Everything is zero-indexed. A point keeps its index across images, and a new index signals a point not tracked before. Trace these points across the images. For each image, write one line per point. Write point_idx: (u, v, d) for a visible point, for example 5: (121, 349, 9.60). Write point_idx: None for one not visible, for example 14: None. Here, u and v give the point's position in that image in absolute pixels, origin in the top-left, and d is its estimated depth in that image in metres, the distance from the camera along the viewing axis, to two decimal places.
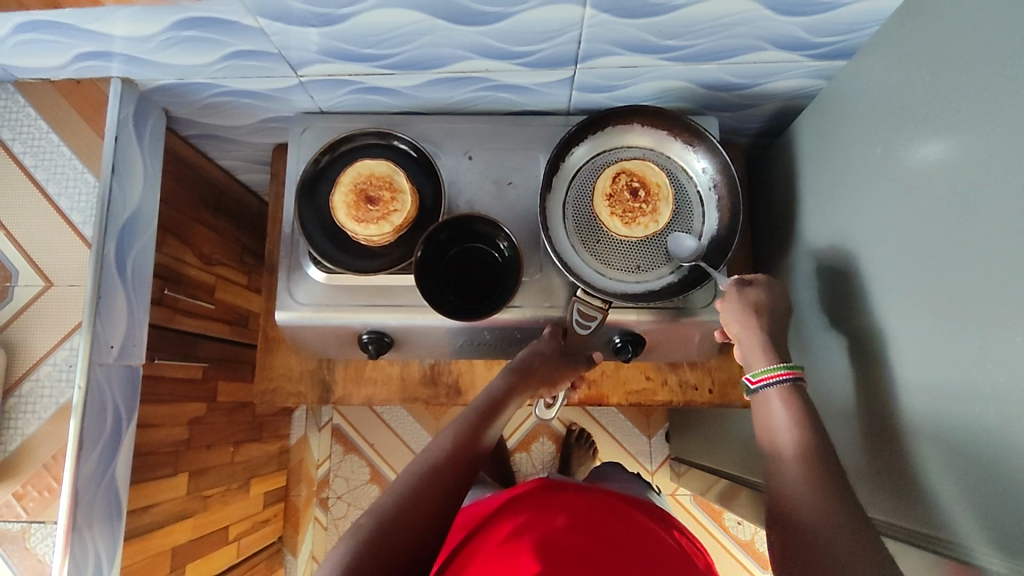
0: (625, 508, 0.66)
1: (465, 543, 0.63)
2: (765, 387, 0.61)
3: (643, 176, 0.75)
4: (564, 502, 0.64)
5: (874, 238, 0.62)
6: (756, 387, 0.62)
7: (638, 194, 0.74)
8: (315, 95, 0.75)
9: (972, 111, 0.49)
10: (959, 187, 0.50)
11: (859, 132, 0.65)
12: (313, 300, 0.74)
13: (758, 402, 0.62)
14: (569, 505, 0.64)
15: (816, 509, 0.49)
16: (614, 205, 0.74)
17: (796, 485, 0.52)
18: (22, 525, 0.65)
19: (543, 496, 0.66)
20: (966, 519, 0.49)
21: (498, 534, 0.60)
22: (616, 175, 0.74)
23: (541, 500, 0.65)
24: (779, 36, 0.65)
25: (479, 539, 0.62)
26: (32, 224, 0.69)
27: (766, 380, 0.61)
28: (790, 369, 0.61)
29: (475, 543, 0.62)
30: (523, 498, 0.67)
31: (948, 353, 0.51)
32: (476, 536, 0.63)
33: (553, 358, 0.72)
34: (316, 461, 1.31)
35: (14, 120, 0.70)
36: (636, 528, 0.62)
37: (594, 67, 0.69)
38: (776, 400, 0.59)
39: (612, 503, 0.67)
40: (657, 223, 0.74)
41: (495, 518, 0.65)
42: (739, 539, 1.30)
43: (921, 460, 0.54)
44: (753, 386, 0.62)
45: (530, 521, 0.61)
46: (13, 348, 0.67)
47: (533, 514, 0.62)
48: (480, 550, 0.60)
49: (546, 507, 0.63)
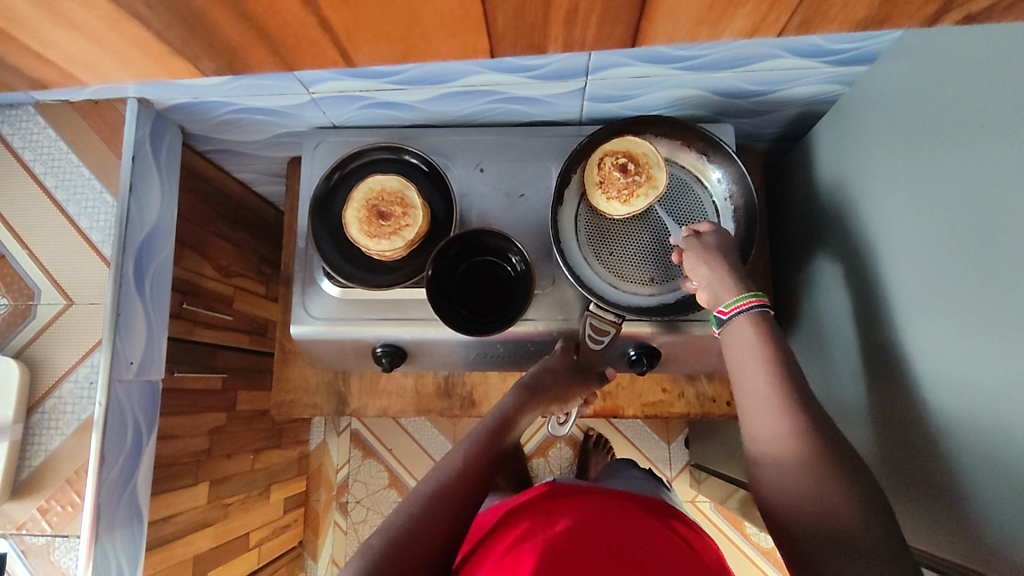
0: (635, 512, 0.66)
1: (473, 554, 0.63)
2: (736, 316, 0.59)
3: (628, 151, 0.72)
4: (571, 508, 0.64)
5: (897, 252, 0.60)
6: (727, 318, 0.60)
7: (628, 168, 0.71)
8: (327, 110, 0.75)
9: (996, 125, 0.47)
10: (985, 203, 0.48)
11: (881, 141, 0.63)
12: (326, 315, 0.74)
13: (728, 334, 0.59)
14: (577, 510, 0.64)
15: (811, 473, 0.46)
16: (608, 190, 0.71)
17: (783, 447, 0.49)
18: (47, 539, 0.66)
19: (551, 504, 0.66)
20: (992, 547, 0.47)
21: (504, 543, 0.60)
22: (601, 160, 0.72)
23: (549, 508, 0.65)
24: (796, 44, 0.63)
25: (486, 548, 0.62)
26: (54, 244, 0.70)
27: (737, 309, 0.59)
28: (757, 297, 0.59)
29: (481, 553, 0.62)
30: (531, 506, 0.67)
31: (974, 375, 0.49)
32: (484, 546, 0.63)
33: (564, 374, 0.72)
34: (335, 466, 1.32)
35: (35, 141, 0.72)
36: (644, 528, 0.62)
37: (607, 78, 0.69)
38: (746, 333, 0.57)
39: (617, 505, 0.66)
40: (656, 188, 0.71)
41: (501, 527, 0.65)
42: (760, 547, 1.28)
43: (944, 483, 0.53)
44: (724, 319, 0.60)
45: (535, 528, 0.60)
46: (37, 366, 0.68)
47: (538, 521, 0.62)
48: (487, 561, 0.60)
49: (553, 514, 0.63)
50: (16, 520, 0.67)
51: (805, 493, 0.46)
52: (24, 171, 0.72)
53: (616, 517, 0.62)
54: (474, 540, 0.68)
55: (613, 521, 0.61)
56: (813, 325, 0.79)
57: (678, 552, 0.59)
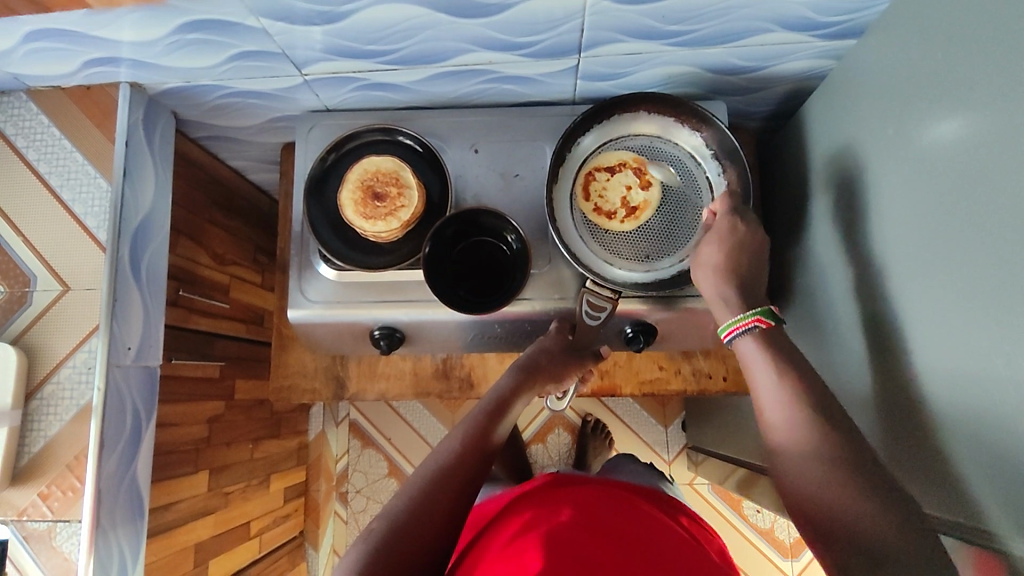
0: (634, 500, 0.66)
1: (476, 542, 0.64)
2: (738, 337, 0.61)
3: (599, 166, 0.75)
4: (573, 496, 0.64)
5: (889, 221, 0.61)
6: (731, 339, 0.62)
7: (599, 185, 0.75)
8: (320, 93, 0.75)
9: (987, 87, 0.47)
10: (976, 166, 0.48)
11: (871, 112, 0.63)
12: (323, 298, 0.74)
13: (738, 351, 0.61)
14: (579, 499, 0.64)
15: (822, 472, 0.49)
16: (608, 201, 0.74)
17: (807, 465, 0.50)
18: (49, 524, 0.67)
19: (552, 492, 0.66)
20: (991, 503, 0.48)
21: (509, 531, 0.61)
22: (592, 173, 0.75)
23: (552, 496, 0.65)
24: (786, 17, 0.63)
25: (492, 535, 0.63)
26: (49, 230, 0.70)
27: (737, 330, 0.60)
28: (757, 316, 0.60)
29: (485, 542, 0.62)
30: (532, 494, 0.67)
31: (966, 336, 0.50)
32: (488, 533, 0.64)
33: (558, 354, 0.72)
34: (335, 456, 1.33)
35: (28, 128, 0.71)
36: (646, 517, 0.62)
37: (599, 55, 0.69)
38: (755, 352, 0.58)
39: (621, 496, 0.67)
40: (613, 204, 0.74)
41: (505, 515, 0.65)
42: (759, 527, 1.29)
43: (940, 446, 0.53)
44: (729, 339, 0.62)
45: (539, 516, 0.61)
46: (34, 352, 0.68)
47: (541, 509, 0.62)
48: (492, 548, 0.60)
49: (556, 502, 0.63)
50: (17, 507, 0.67)
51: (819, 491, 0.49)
52: (17, 158, 0.71)
53: (617, 507, 0.63)
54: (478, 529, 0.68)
55: (614, 510, 0.62)
56: (807, 300, 0.79)
57: (675, 540, 0.59)
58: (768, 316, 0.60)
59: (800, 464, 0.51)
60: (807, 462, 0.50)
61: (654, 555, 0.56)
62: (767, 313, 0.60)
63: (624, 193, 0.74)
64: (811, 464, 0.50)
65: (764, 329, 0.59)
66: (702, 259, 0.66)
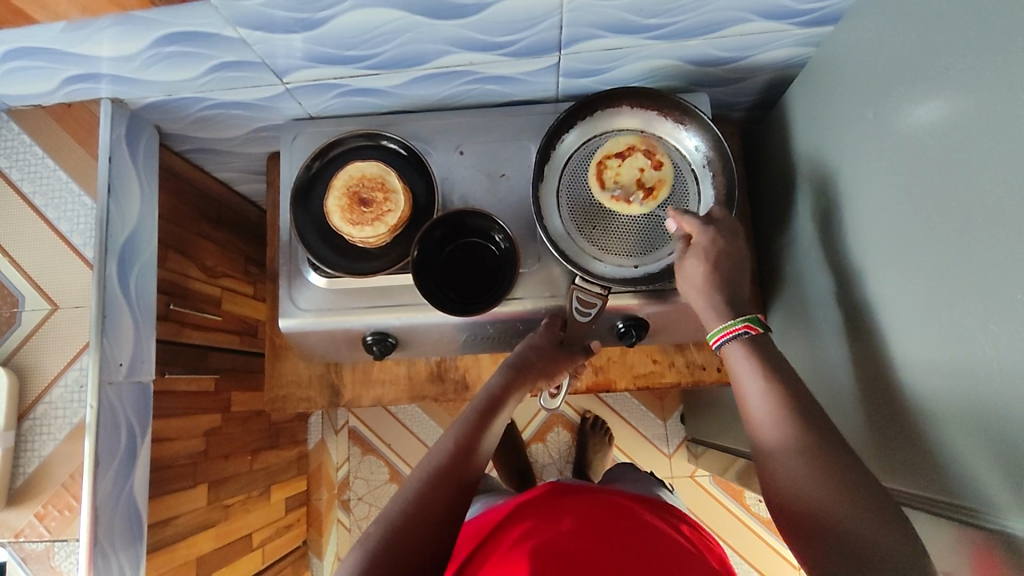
0: (637, 509, 0.66)
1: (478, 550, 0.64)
2: (725, 343, 0.60)
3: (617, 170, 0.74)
4: (571, 505, 0.64)
5: (872, 203, 0.61)
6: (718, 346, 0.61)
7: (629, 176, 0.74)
8: (303, 101, 0.75)
9: (961, 69, 0.47)
10: (951, 148, 0.48)
11: (850, 97, 0.64)
12: (314, 306, 0.74)
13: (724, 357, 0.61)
14: (580, 508, 0.64)
15: (826, 478, 0.48)
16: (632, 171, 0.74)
17: (801, 467, 0.50)
18: (46, 544, 0.67)
19: (554, 500, 0.66)
20: (980, 482, 0.48)
21: (508, 539, 0.61)
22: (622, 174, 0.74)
23: (554, 505, 0.65)
24: (762, 6, 0.63)
25: (493, 543, 0.62)
26: (35, 249, 0.70)
27: (725, 336, 0.60)
28: (747, 323, 0.60)
29: (487, 550, 0.62)
30: (531, 504, 0.67)
31: (948, 319, 0.50)
32: (488, 542, 0.64)
33: (548, 350, 0.72)
34: (335, 464, 1.33)
35: (10, 148, 0.72)
36: (646, 526, 0.63)
37: (580, 52, 0.69)
38: (742, 357, 0.58)
39: (622, 504, 0.67)
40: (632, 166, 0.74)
41: (506, 523, 0.65)
42: (761, 517, 1.29)
43: (927, 429, 0.53)
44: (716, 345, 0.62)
45: (539, 525, 0.61)
46: (25, 372, 0.68)
47: (541, 518, 0.62)
48: (493, 556, 0.60)
49: (557, 511, 0.63)
50: (14, 528, 0.66)
51: (819, 490, 0.48)
52: (1, 179, 0.71)
53: (616, 515, 0.63)
54: (477, 536, 0.68)
55: (613, 519, 0.62)
56: (794, 286, 0.79)
57: (671, 548, 0.59)
58: (758, 323, 0.60)
59: (797, 450, 0.51)
60: (800, 460, 0.50)
61: (655, 562, 0.56)
62: (756, 321, 0.60)
63: (638, 168, 0.74)
64: (811, 466, 0.50)
65: (754, 336, 0.59)
66: (686, 273, 0.65)
